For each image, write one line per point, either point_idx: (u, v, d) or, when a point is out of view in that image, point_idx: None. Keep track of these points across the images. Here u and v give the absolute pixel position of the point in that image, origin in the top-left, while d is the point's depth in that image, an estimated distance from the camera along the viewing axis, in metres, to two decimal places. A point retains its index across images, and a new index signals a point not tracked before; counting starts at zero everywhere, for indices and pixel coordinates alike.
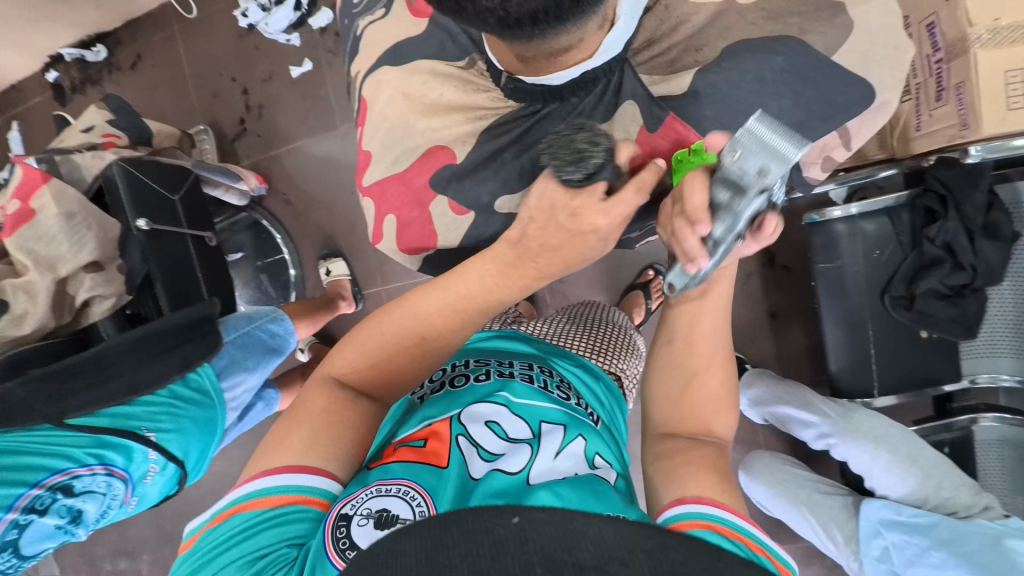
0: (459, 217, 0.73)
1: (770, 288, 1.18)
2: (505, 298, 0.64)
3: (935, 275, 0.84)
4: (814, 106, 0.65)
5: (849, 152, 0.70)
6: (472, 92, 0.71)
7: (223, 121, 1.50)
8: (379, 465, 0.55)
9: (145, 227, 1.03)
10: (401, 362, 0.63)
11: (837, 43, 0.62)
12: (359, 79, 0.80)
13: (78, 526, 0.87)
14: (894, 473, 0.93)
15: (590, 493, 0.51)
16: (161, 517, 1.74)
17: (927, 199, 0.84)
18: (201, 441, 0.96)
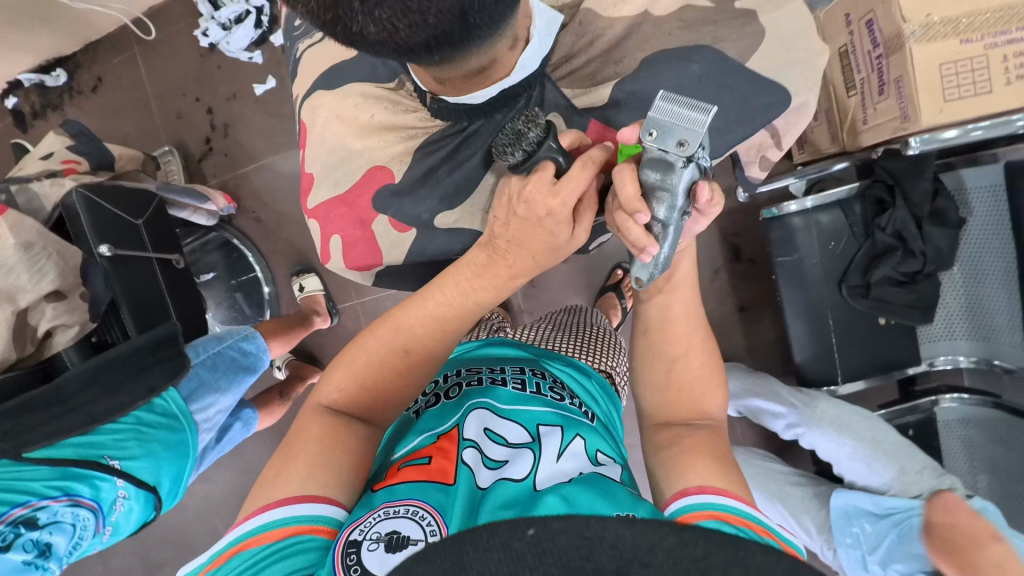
0: (401, 235, 0.74)
1: (737, 282, 1.20)
2: (484, 304, 0.66)
3: (888, 263, 0.87)
4: (730, 113, 0.65)
5: (783, 151, 0.74)
6: (399, 112, 0.72)
7: (188, 142, 1.48)
8: (384, 487, 0.53)
9: (109, 253, 1.01)
10: (389, 379, 0.64)
11: (749, 51, 0.64)
12: (298, 100, 0.80)
13: (50, 560, 0.85)
14: (858, 458, 0.96)
15: (600, 493, 0.49)
16: (145, 544, 1.71)
17: (876, 189, 0.87)
18: (174, 466, 0.94)
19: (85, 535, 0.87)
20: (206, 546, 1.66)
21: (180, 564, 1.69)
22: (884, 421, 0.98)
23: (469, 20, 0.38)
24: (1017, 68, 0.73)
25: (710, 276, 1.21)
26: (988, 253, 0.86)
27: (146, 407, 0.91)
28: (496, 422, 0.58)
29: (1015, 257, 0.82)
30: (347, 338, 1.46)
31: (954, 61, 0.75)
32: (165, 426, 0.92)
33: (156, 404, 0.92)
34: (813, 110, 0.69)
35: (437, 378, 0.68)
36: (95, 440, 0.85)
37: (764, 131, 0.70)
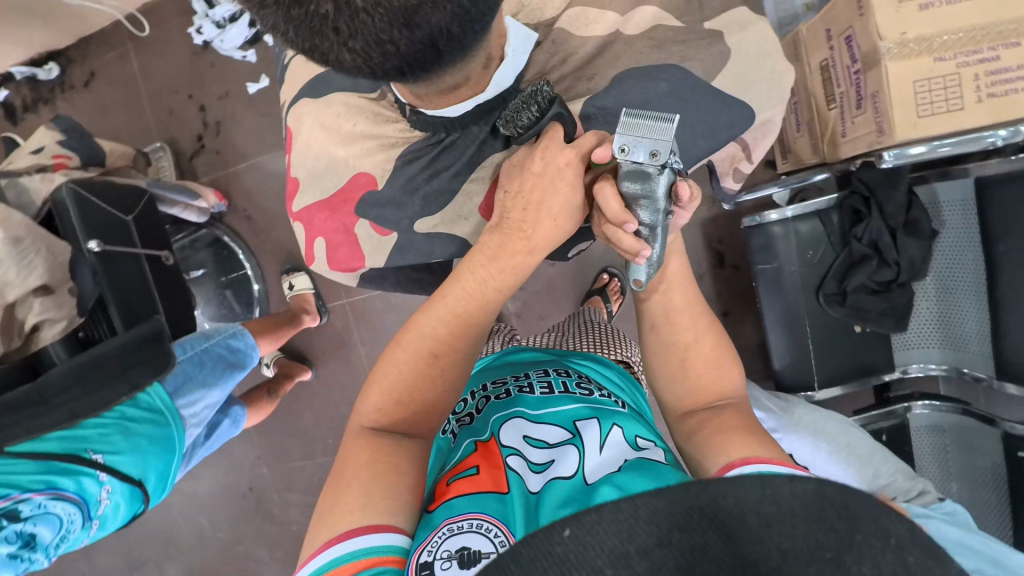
0: (383, 238, 0.75)
1: (721, 287, 1.23)
2: (502, 294, 0.63)
3: (862, 271, 0.89)
4: (698, 127, 0.67)
5: (754, 164, 0.77)
6: (381, 123, 0.73)
7: (180, 139, 1.49)
8: (441, 505, 0.53)
9: (98, 249, 1.01)
10: (423, 389, 0.61)
11: (715, 69, 0.66)
12: (286, 105, 0.82)
13: (37, 552, 0.86)
14: (834, 462, 0.93)
15: (649, 475, 0.51)
16: (128, 542, 1.70)
17: (852, 200, 0.90)
18: (160, 460, 0.95)
19: (70, 528, 0.88)
20: (191, 543, 1.66)
21: (164, 561, 1.69)
22: (859, 428, 0.96)
23: (439, 48, 0.40)
24: (989, 86, 0.76)
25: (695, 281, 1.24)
26: (961, 267, 0.89)
27: (130, 402, 0.92)
28: (532, 429, 0.60)
29: (983, 270, 0.85)
30: (335, 337, 1.47)
31: (928, 79, 0.77)
32: (150, 421, 0.93)
33: (140, 399, 0.93)
34: (776, 127, 0.71)
35: (467, 398, 0.71)
36: (76, 434, 0.86)
37: (735, 144, 0.73)
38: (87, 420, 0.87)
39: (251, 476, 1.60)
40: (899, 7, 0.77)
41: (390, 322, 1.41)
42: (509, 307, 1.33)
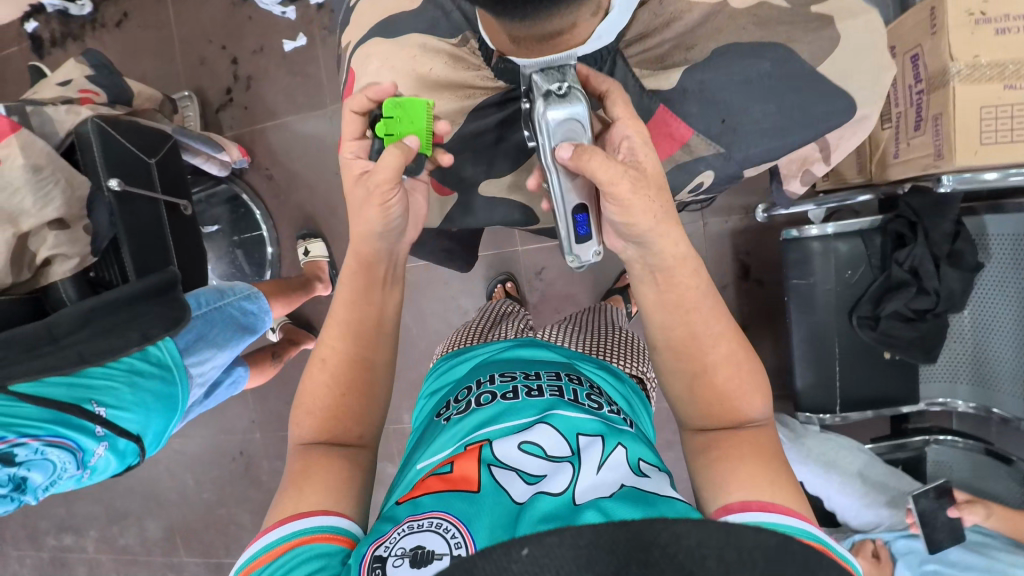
0: (444, 197, 0.78)
1: (743, 300, 1.21)
2: (373, 289, 0.63)
3: (901, 297, 0.86)
4: (797, 114, 0.65)
5: (829, 166, 0.74)
6: (462, 71, 0.69)
7: (208, 90, 1.46)
8: (408, 500, 0.53)
9: (117, 188, 0.98)
10: (321, 399, 0.61)
11: (822, 54, 0.63)
12: (348, 49, 0.75)
13: (25, 494, 0.85)
14: (845, 491, 0.96)
15: (640, 504, 0.48)
16: (109, 493, 1.68)
17: (897, 223, 0.87)
18: (162, 418, 0.92)
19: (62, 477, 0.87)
20: (173, 501, 1.64)
21: (145, 516, 1.67)
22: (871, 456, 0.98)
23: None
24: None
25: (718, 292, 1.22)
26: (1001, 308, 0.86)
27: (140, 354, 0.88)
28: (526, 432, 0.57)
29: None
30: None
31: (995, 106, 0.75)
32: (156, 378, 0.90)
33: (149, 351, 0.89)
34: (869, 124, 0.69)
35: (470, 387, 0.69)
36: (79, 380, 0.82)
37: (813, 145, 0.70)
38: (91, 367, 0.83)
39: (242, 440, 1.58)
40: (973, 30, 0.75)
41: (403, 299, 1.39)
42: (527, 296, 1.31)
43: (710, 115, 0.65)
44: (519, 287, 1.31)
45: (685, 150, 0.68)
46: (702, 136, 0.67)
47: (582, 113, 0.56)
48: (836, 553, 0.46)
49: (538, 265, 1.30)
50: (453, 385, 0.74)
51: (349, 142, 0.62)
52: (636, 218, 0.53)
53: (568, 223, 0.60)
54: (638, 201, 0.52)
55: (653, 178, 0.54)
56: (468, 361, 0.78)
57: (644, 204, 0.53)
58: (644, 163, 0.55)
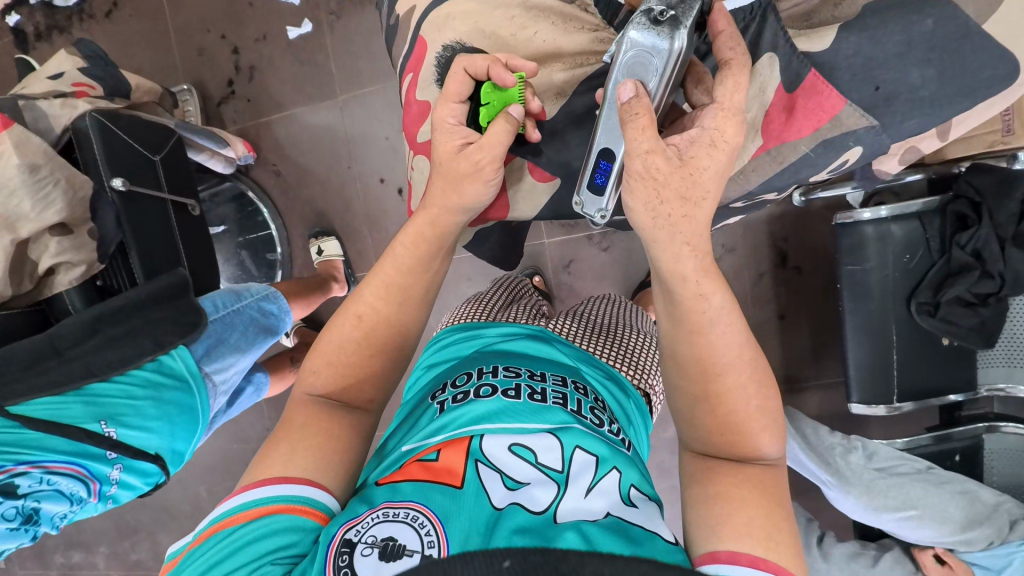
0: (544, 184, 0.69)
1: (781, 288, 1.17)
2: (434, 256, 0.58)
3: (963, 282, 0.83)
4: (949, 83, 0.57)
5: (944, 143, 0.66)
6: (574, 30, 0.63)
7: (208, 82, 1.37)
8: (386, 484, 0.50)
9: (122, 188, 0.91)
10: (346, 352, 0.56)
11: (990, 8, 0.53)
12: (414, 16, 0.70)
13: (42, 525, 0.77)
14: (908, 527, 0.93)
15: (623, 538, 0.45)
16: (118, 507, 1.62)
17: (959, 205, 0.83)
18: (185, 432, 0.85)
19: (81, 502, 0.79)
20: (186, 513, 1.58)
21: (157, 530, 1.61)
22: (940, 485, 0.92)
23: None
24: None
25: (754, 280, 1.18)
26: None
27: (153, 364, 0.81)
28: (522, 434, 0.52)
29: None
30: None
31: None
32: (171, 391, 0.82)
33: (162, 362, 0.81)
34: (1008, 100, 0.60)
35: (470, 373, 0.62)
36: (88, 397, 0.76)
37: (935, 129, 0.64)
38: (93, 384, 0.76)
39: (257, 448, 1.52)
40: None
41: None
42: (555, 290, 1.26)
43: (862, 84, 0.58)
44: (546, 281, 1.26)
45: (833, 124, 0.60)
46: (855, 107, 0.59)
47: (671, 51, 0.50)
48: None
49: (566, 257, 1.25)
50: (451, 368, 0.68)
51: (448, 106, 0.55)
52: (636, 206, 0.50)
53: (590, 164, 0.57)
54: (640, 189, 0.49)
55: (677, 175, 0.48)
56: (475, 342, 0.72)
57: (646, 192, 0.49)
58: (691, 159, 0.49)
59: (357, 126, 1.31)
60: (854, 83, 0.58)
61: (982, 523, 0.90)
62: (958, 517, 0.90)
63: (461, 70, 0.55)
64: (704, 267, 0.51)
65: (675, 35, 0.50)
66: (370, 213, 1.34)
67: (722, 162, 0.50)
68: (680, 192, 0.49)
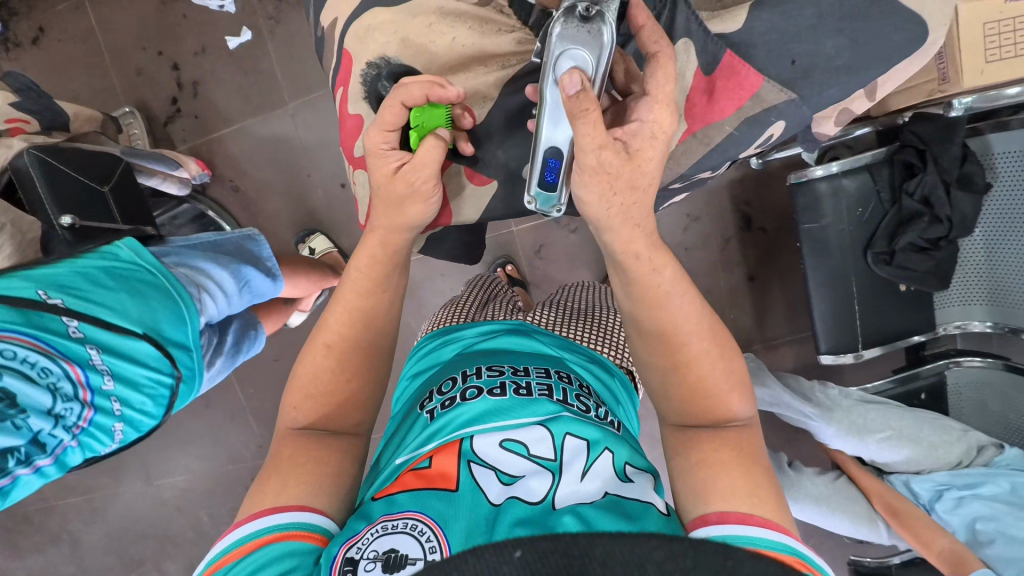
0: (482, 188, 0.70)
1: (748, 252, 1.20)
2: (391, 274, 0.58)
3: (913, 229, 0.86)
4: (866, 47, 0.59)
5: (871, 102, 0.68)
6: (492, 34, 0.64)
7: (151, 102, 1.32)
8: (384, 497, 0.50)
9: (70, 224, 0.87)
10: (323, 380, 0.57)
11: None
12: (337, 27, 0.68)
13: (30, 420, 0.62)
14: (886, 448, 0.97)
15: (621, 517, 0.47)
16: (120, 541, 1.61)
17: (905, 153, 0.86)
18: (169, 310, 0.74)
19: (72, 395, 0.65)
20: (190, 538, 1.58)
21: (163, 559, 1.60)
22: (910, 411, 0.97)
23: None
24: None
25: (721, 246, 1.20)
26: (1011, 240, 0.86)
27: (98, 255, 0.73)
28: (512, 429, 0.54)
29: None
30: None
31: (998, 20, 0.74)
32: (129, 272, 0.73)
33: (108, 252, 0.73)
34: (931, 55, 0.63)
35: (454, 377, 0.63)
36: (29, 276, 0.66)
37: (863, 90, 0.65)
38: (29, 269, 0.66)
39: (253, 466, 1.52)
40: None
41: None
42: (530, 278, 1.27)
43: (780, 59, 0.59)
44: (519, 268, 1.27)
45: (754, 102, 0.62)
46: (773, 83, 0.60)
47: (604, 47, 0.50)
48: (813, 566, 0.45)
49: (537, 242, 1.25)
50: (434, 374, 0.68)
51: (376, 132, 0.54)
52: (591, 198, 0.51)
53: (535, 168, 0.56)
54: (595, 183, 0.50)
55: (628, 168, 0.50)
56: (454, 344, 0.73)
57: (601, 186, 0.50)
58: (638, 153, 0.50)
59: (310, 133, 1.29)
60: (770, 59, 0.59)
61: (953, 442, 0.94)
62: (930, 437, 0.95)
63: (399, 102, 0.53)
64: (654, 243, 0.54)
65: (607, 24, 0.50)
66: (336, 220, 1.32)
67: (663, 152, 0.51)
68: (630, 181, 0.50)
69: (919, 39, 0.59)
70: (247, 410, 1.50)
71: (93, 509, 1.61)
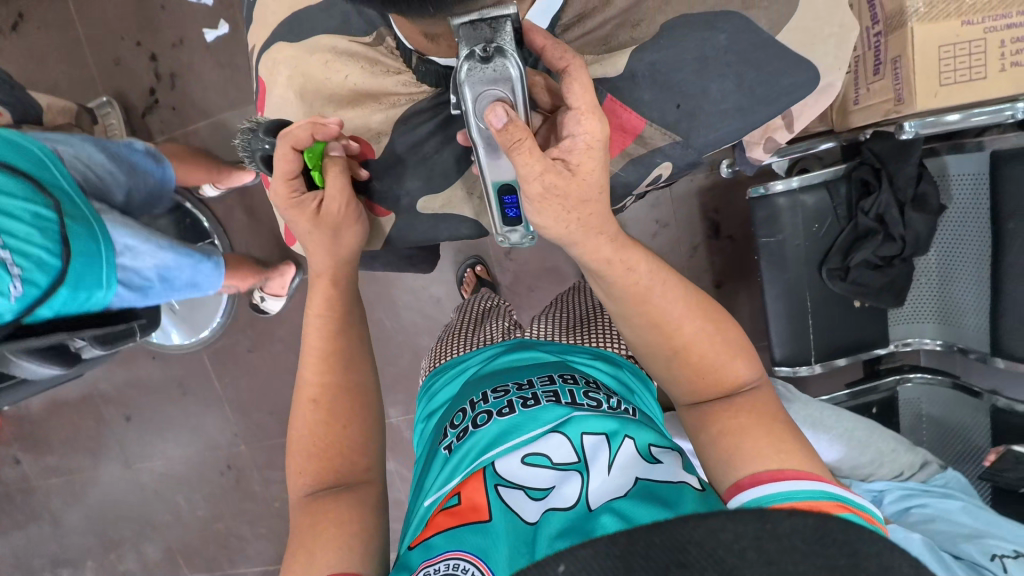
0: (381, 219, 0.75)
1: (716, 259, 1.20)
2: (351, 309, 0.63)
3: (868, 246, 0.87)
4: (757, 90, 0.63)
5: (792, 134, 0.71)
6: (380, 75, 0.68)
7: (129, 92, 1.33)
8: (421, 543, 0.51)
9: None
10: (320, 432, 0.57)
11: (782, 21, 0.61)
12: (255, 54, 0.74)
13: None
14: (835, 447, 0.93)
15: (658, 504, 0.48)
16: (100, 522, 1.65)
17: (862, 171, 0.86)
18: (26, 155, 0.77)
19: None
20: (167, 522, 1.62)
21: (141, 542, 1.64)
22: (860, 416, 0.95)
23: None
24: (1013, 55, 0.73)
25: (690, 253, 1.21)
26: (963, 257, 0.87)
27: None
28: (529, 446, 0.56)
29: (988, 270, 0.83)
30: None
31: (953, 44, 0.74)
32: None
33: None
34: (835, 93, 0.67)
35: (465, 409, 0.66)
36: None
37: (779, 120, 0.69)
38: None
39: (229, 453, 1.55)
40: None
41: (373, 296, 1.32)
42: (501, 279, 1.29)
43: (665, 101, 0.64)
44: (489, 269, 1.28)
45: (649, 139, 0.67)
46: (657, 125, 0.65)
47: (513, 79, 0.46)
48: (854, 506, 0.46)
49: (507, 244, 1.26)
50: (448, 408, 0.71)
51: (281, 184, 0.59)
52: (547, 221, 0.51)
53: (496, 207, 0.57)
54: (549, 208, 0.49)
55: (574, 185, 0.49)
56: (462, 376, 0.75)
57: (556, 208, 0.50)
58: (579, 168, 0.49)
59: None
60: (656, 98, 0.64)
61: (902, 452, 0.92)
62: (880, 443, 0.92)
63: (289, 147, 0.57)
64: (619, 245, 0.54)
65: (511, 62, 0.45)
66: None
67: (603, 158, 0.50)
68: (580, 197, 0.50)
69: (810, 84, 0.64)
70: (223, 399, 1.52)
71: (73, 490, 1.65)
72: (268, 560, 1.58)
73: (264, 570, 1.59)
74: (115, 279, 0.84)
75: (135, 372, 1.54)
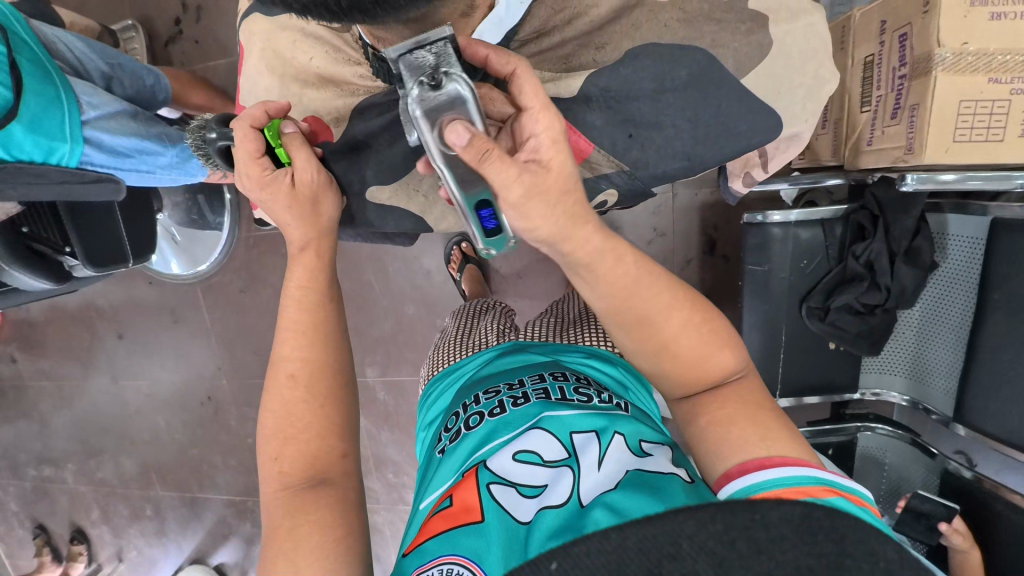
0: None
1: (706, 276, 1.20)
2: (332, 281, 0.64)
3: (850, 292, 0.85)
4: (712, 128, 0.63)
5: (767, 173, 0.72)
6: (340, 62, 0.71)
7: (155, 20, 1.33)
8: (415, 550, 0.52)
9: None
10: (300, 413, 0.58)
11: (751, 64, 0.60)
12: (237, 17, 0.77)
13: None
14: None
15: (648, 493, 0.50)
16: (84, 429, 1.73)
17: (860, 215, 0.84)
18: None
19: None
20: (145, 439, 1.70)
21: (120, 454, 1.73)
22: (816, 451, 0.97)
23: None
24: None
25: (681, 266, 1.20)
26: (943, 320, 0.86)
27: None
28: (520, 444, 0.57)
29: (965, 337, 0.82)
30: None
31: (974, 100, 0.71)
32: None
33: None
34: (802, 141, 0.66)
35: (458, 412, 0.69)
36: None
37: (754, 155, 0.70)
38: None
39: (210, 385, 1.60)
40: (968, 11, 0.68)
41: (366, 258, 1.34)
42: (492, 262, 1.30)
43: (615, 131, 0.64)
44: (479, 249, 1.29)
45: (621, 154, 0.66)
46: (607, 153, 0.66)
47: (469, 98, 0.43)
48: (843, 489, 0.47)
49: None
50: (451, 404, 0.73)
51: (251, 164, 0.61)
52: (534, 221, 0.46)
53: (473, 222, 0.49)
54: (535, 207, 0.45)
55: (555, 177, 0.45)
56: (460, 379, 0.77)
57: (542, 208, 0.46)
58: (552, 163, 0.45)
59: None
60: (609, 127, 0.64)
61: None
62: None
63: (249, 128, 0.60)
64: (607, 236, 0.51)
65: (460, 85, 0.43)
66: None
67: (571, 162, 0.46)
68: (562, 188, 0.46)
69: (772, 129, 0.63)
70: (212, 333, 1.57)
71: (62, 396, 1.73)
72: (235, 491, 1.65)
73: (230, 500, 1.66)
74: (81, 135, 0.78)
75: (132, 294, 1.59)
